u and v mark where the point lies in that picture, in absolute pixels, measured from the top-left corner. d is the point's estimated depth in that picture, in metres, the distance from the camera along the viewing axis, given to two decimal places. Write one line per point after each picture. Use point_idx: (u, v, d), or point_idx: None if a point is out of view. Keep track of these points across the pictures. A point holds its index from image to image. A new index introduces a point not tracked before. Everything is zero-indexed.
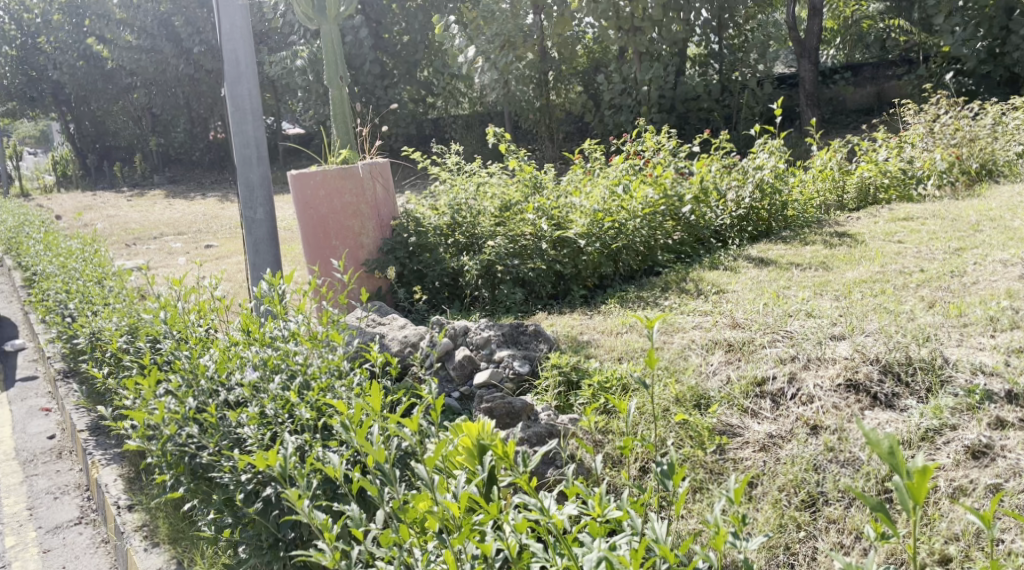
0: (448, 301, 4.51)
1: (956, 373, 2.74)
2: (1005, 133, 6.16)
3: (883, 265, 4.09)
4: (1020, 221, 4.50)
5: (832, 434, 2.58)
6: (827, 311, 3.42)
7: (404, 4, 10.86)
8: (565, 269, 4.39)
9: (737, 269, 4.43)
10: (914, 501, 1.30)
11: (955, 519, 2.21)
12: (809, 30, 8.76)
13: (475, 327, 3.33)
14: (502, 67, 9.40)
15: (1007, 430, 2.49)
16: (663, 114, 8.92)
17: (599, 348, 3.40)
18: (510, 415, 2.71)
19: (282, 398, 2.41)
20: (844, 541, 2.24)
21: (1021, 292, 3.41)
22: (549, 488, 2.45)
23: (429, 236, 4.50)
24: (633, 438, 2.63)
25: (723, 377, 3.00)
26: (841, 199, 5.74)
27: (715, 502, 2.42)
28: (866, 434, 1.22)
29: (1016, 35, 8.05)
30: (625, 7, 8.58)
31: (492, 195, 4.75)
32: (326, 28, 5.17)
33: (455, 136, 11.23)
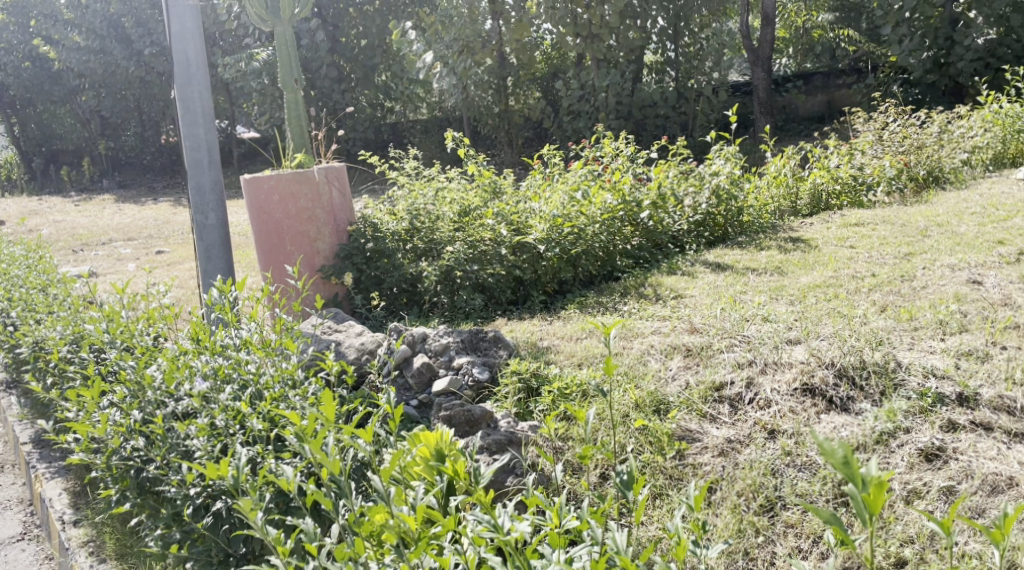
0: (406, 307, 4.47)
1: (909, 377, 2.77)
2: (951, 140, 6.30)
3: (836, 270, 4.14)
4: (968, 227, 4.60)
5: (789, 438, 2.60)
6: (782, 315, 3.44)
7: (361, 8, 10.77)
8: (525, 274, 4.37)
9: (694, 274, 4.45)
10: (869, 513, 1.35)
11: (911, 522, 2.22)
12: (762, 39, 8.88)
13: (433, 334, 3.29)
14: (461, 72, 9.50)
15: (958, 432, 2.52)
16: (621, 121, 8.94)
17: (559, 354, 3.37)
18: (469, 423, 2.67)
19: (232, 408, 2.35)
20: (801, 546, 2.24)
21: (968, 295, 3.47)
22: (509, 498, 2.41)
23: (387, 242, 4.45)
24: (593, 445, 2.62)
25: (682, 382, 2.99)
26: (795, 205, 5.81)
27: (675, 508, 2.42)
28: (825, 446, 1.26)
29: (959, 46, 8.26)
30: (583, 14, 8.71)
31: (452, 200, 4.71)
32: (280, 30, 5.08)
33: (413, 141, 11.14)
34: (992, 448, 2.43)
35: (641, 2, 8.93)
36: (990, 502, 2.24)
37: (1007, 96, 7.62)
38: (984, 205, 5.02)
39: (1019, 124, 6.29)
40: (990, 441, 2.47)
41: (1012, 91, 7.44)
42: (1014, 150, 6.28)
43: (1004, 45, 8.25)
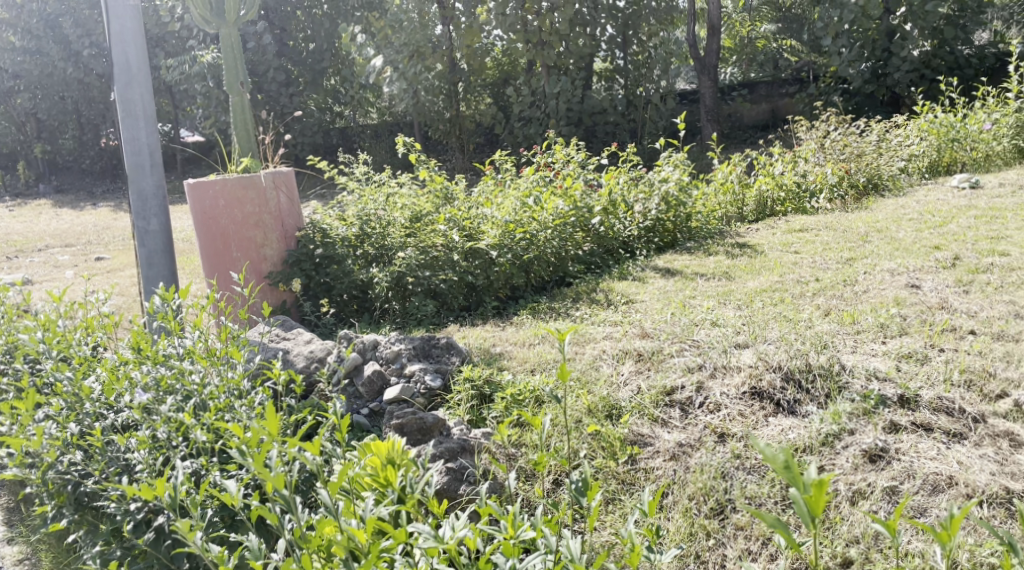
0: (356, 314, 4.41)
1: (853, 379, 2.80)
2: (889, 149, 6.42)
3: (782, 275, 4.19)
4: (906, 232, 4.71)
5: (739, 441, 2.60)
6: (730, 320, 3.46)
7: (309, 11, 10.63)
8: (477, 280, 4.33)
9: (645, 280, 4.46)
10: (811, 515, 1.38)
11: (857, 522, 2.23)
12: (708, 48, 9.00)
13: (385, 341, 3.25)
14: (411, 77, 9.46)
15: (901, 433, 2.55)
16: (571, 127, 8.97)
17: (511, 360, 3.34)
18: (422, 431, 2.63)
19: (175, 420, 2.26)
20: (751, 548, 2.24)
21: (908, 299, 3.54)
22: (461, 507, 2.38)
23: (336, 248, 4.38)
24: (547, 451, 2.59)
25: (633, 388, 2.97)
26: (741, 212, 5.90)
27: (628, 513, 2.40)
28: (766, 449, 1.31)
29: (896, 57, 8.47)
30: (534, 21, 8.75)
31: (402, 205, 4.65)
32: (224, 32, 4.96)
33: (363, 145, 10.99)
34: (933, 449, 2.46)
35: (590, 11, 9.02)
36: (932, 501, 2.27)
37: (942, 107, 7.84)
38: (921, 211, 5.14)
39: (952, 133, 6.48)
40: (931, 441, 2.50)
41: (946, 101, 7.64)
42: (948, 158, 6.45)
43: (938, 57, 8.50)
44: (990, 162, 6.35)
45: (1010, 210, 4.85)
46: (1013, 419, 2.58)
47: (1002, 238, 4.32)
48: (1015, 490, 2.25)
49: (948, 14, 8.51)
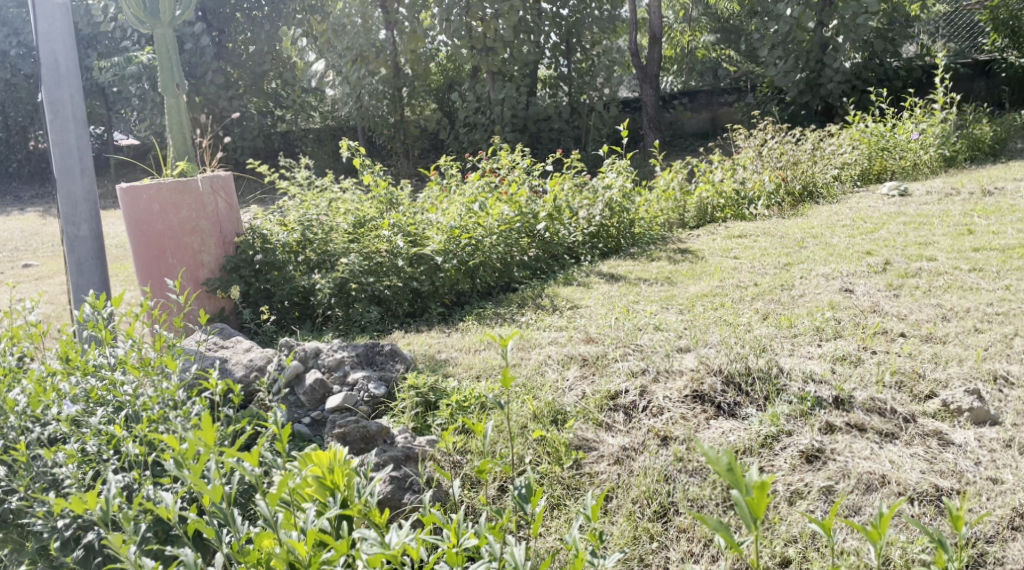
0: (297, 321, 4.34)
1: (790, 381, 2.85)
2: (823, 157, 6.52)
3: (722, 280, 4.26)
4: (839, 238, 4.83)
5: (681, 444, 2.63)
6: (672, 324, 3.51)
7: (250, 13, 10.40)
8: (423, 286, 4.30)
9: (589, 285, 4.49)
10: (753, 516, 1.40)
11: (794, 522, 2.28)
12: (650, 57, 9.11)
13: (327, 349, 3.21)
14: (354, 81, 9.38)
15: (836, 434, 2.61)
16: (516, 134, 9.00)
17: (457, 367, 3.33)
18: (365, 440, 2.60)
19: (107, 433, 2.19)
20: (694, 550, 2.27)
21: (841, 303, 3.63)
22: (405, 516, 2.35)
23: (277, 254, 4.30)
24: (491, 458, 2.58)
25: (578, 392, 2.99)
26: (682, 217, 5.97)
27: (573, 518, 2.40)
28: (708, 452, 1.34)
29: (829, 68, 8.66)
30: (478, 27, 8.75)
31: (346, 210, 4.60)
32: (159, 33, 4.84)
33: (305, 149, 10.80)
34: (866, 448, 2.52)
35: (534, 18, 9.05)
36: (866, 500, 2.32)
37: (872, 117, 8.07)
38: (854, 218, 5.28)
39: (883, 142, 6.68)
40: (864, 440, 2.57)
41: (876, 111, 7.88)
42: (878, 167, 6.64)
43: (868, 69, 8.75)
44: (918, 170, 6.56)
45: (936, 217, 5.01)
46: (941, 418, 2.67)
47: (929, 244, 4.46)
48: (943, 488, 2.32)
49: (877, 27, 8.78)
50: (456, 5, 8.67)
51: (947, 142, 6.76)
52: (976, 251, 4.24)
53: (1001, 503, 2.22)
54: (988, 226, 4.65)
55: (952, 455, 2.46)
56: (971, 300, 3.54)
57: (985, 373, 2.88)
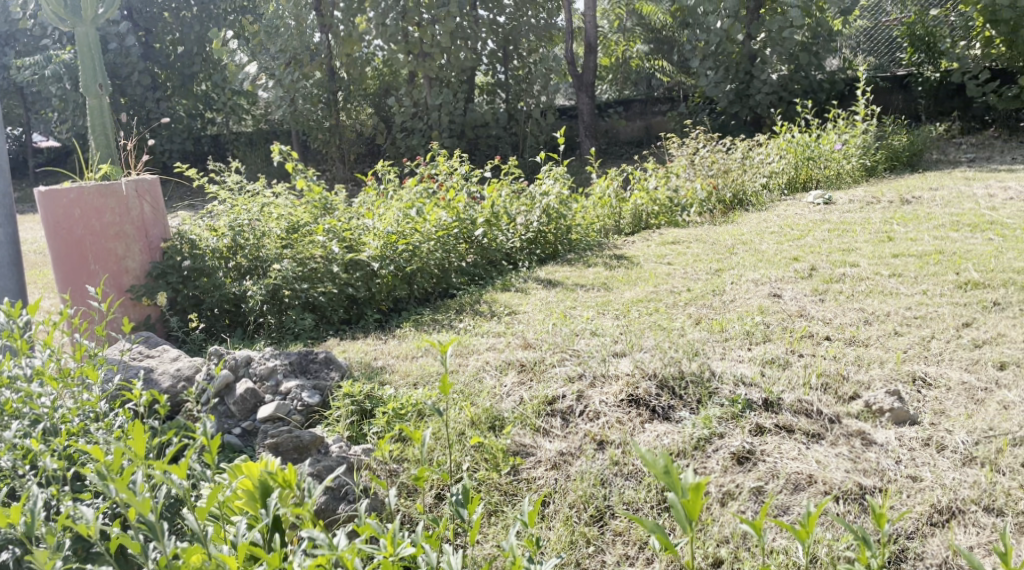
0: (228, 329, 4.25)
1: (721, 385, 2.91)
2: (752, 165, 6.69)
3: (656, 286, 4.32)
4: (767, 245, 4.95)
5: (617, 448, 2.65)
6: (609, 329, 3.54)
7: (178, 13, 10.25)
8: (359, 292, 4.26)
9: (527, 291, 4.51)
10: (688, 518, 1.49)
11: (726, 523, 2.32)
12: (586, 66, 9.21)
13: (259, 356, 3.14)
14: (288, 84, 9.25)
15: (765, 435, 2.67)
16: (453, 140, 9.00)
17: (393, 374, 3.30)
18: (298, 449, 2.56)
19: (23, 447, 2.10)
20: (629, 553, 2.29)
21: (770, 308, 3.71)
22: (339, 526, 2.32)
23: (206, 260, 4.21)
24: (428, 466, 2.56)
25: (516, 398, 2.99)
26: (618, 224, 6.05)
27: (510, 524, 2.40)
28: (643, 455, 1.45)
29: (757, 80, 8.90)
30: (414, 32, 8.70)
31: (279, 215, 4.47)
32: (80, 31, 4.68)
33: (237, 153, 10.56)
34: (794, 449, 2.58)
35: (471, 24, 9.04)
36: (793, 499, 2.37)
37: (798, 128, 8.30)
38: (781, 225, 5.42)
39: (808, 152, 6.85)
40: (793, 441, 2.63)
41: (802, 122, 8.10)
42: (804, 176, 6.81)
43: (795, 81, 8.99)
44: (841, 179, 6.76)
45: (858, 224, 5.18)
46: (864, 419, 2.75)
47: (852, 250, 4.61)
48: (867, 486, 2.38)
49: (802, 41, 8.97)
50: (393, 10, 8.61)
51: (868, 152, 6.99)
52: (895, 257, 4.39)
53: (921, 500, 2.30)
54: (906, 233, 4.83)
55: (875, 454, 2.53)
56: (891, 304, 3.66)
57: (905, 374, 2.98)
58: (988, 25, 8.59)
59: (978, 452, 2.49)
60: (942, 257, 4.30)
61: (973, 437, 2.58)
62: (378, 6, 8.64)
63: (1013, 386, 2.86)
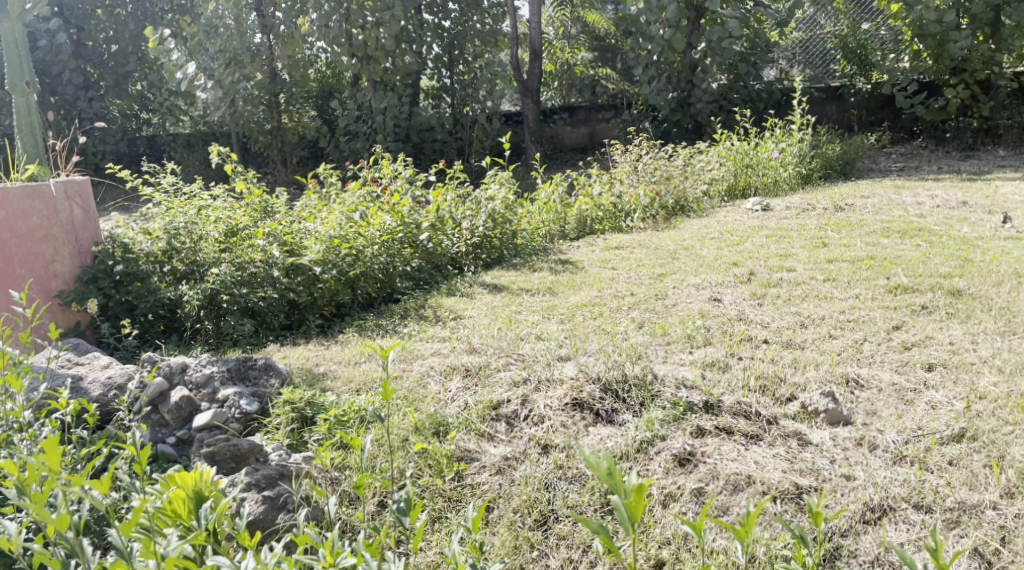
0: (162, 335, 4.14)
1: (664, 388, 2.94)
2: (693, 173, 6.79)
3: (600, 290, 4.35)
4: (708, 250, 5.02)
5: (561, 452, 2.66)
6: (554, 334, 3.55)
7: (112, 11, 9.97)
8: (300, 297, 4.19)
9: (473, 295, 4.50)
10: (631, 519, 1.50)
11: (668, 524, 2.33)
12: (531, 72, 9.25)
13: (195, 364, 3.06)
14: (227, 85, 9.00)
15: (706, 437, 2.70)
16: (398, 144, 8.95)
17: (335, 380, 3.25)
18: (235, 459, 2.51)
19: None
20: (573, 556, 2.29)
21: (711, 311, 3.78)
22: (278, 537, 2.27)
23: (140, 264, 4.12)
24: (370, 473, 2.53)
25: (460, 403, 2.97)
26: (563, 229, 6.07)
27: (453, 531, 2.38)
28: (588, 456, 1.44)
29: (698, 88, 9.05)
30: (358, 35, 8.61)
31: (217, 218, 4.38)
32: (5, 26, 4.51)
33: (174, 155, 10.32)
34: (733, 450, 2.62)
35: (416, 28, 9.02)
36: (733, 500, 2.41)
37: (737, 136, 8.46)
38: (722, 231, 5.51)
39: (747, 160, 7.00)
40: (732, 442, 2.67)
41: (741, 130, 8.25)
42: (743, 183, 6.94)
43: (734, 91, 9.18)
44: (778, 187, 6.90)
45: (795, 231, 5.30)
46: (800, 420, 2.81)
47: (789, 256, 4.71)
48: (803, 486, 2.43)
49: (741, 51, 9.17)
50: (336, 11, 8.54)
51: (804, 161, 7.13)
52: (830, 263, 4.50)
53: (854, 498, 2.36)
54: (840, 239, 4.95)
55: (810, 454, 2.59)
56: (825, 308, 3.75)
57: (839, 376, 3.05)
58: (916, 39, 8.80)
59: (908, 451, 2.56)
60: (874, 262, 4.42)
61: (903, 436, 2.65)
62: (321, 7, 8.55)
63: (940, 386, 2.95)
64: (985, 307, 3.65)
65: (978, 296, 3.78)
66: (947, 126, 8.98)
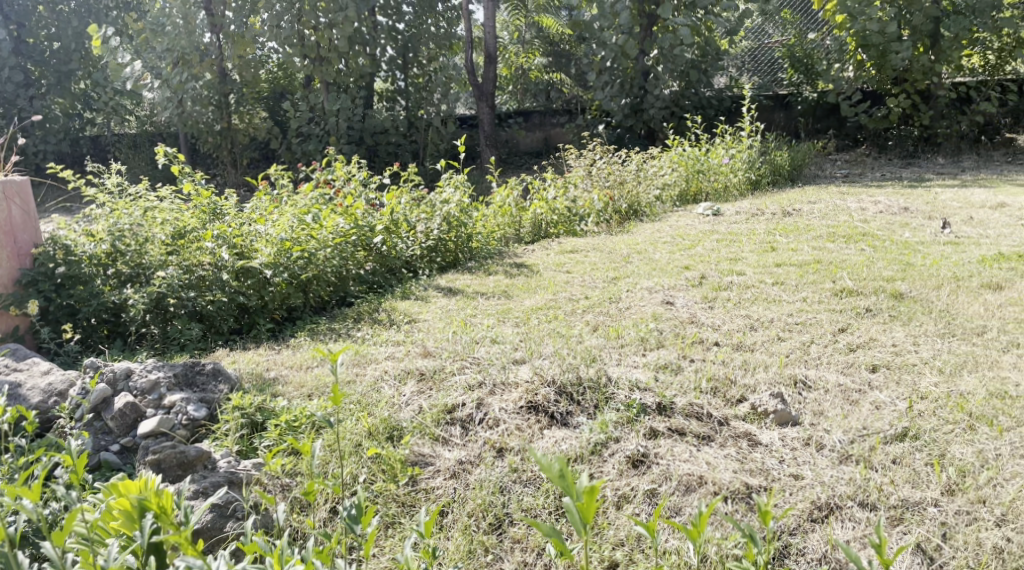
0: (107, 340, 4.05)
1: (617, 390, 2.96)
2: (646, 178, 6.86)
3: (555, 293, 4.36)
4: (661, 254, 5.07)
5: (516, 455, 2.65)
6: (509, 337, 3.55)
7: (54, 7, 9.69)
8: (250, 301, 4.13)
9: (428, 299, 4.47)
10: (584, 521, 1.51)
11: (621, 525, 2.35)
12: (486, 76, 9.26)
13: (140, 369, 2.98)
14: (176, 85, 8.88)
15: (658, 439, 2.73)
16: (352, 146, 8.88)
17: (286, 386, 3.20)
18: (182, 466, 2.46)
19: None
20: (528, 559, 2.28)
21: (664, 315, 3.80)
22: (225, 545, 2.25)
23: (82, 267, 4.00)
24: (322, 479, 2.49)
25: (415, 407, 2.95)
26: (518, 233, 6.08)
27: (407, 536, 2.36)
28: (540, 460, 1.45)
29: (650, 94, 9.17)
30: (311, 36, 8.55)
31: (163, 220, 4.30)
32: None
33: (119, 156, 10.08)
34: (686, 451, 2.65)
35: (370, 30, 8.96)
36: (685, 501, 2.43)
37: (688, 142, 8.55)
38: (674, 235, 5.57)
39: (698, 165, 7.10)
40: (684, 443, 2.70)
41: (692, 135, 8.35)
42: (694, 188, 7.03)
43: (685, 97, 9.30)
44: (728, 193, 6.99)
45: (745, 235, 5.38)
46: (750, 420, 2.85)
47: (739, 260, 4.78)
48: (753, 486, 2.46)
49: (692, 59, 9.31)
50: (288, 12, 8.46)
51: (753, 167, 7.24)
52: (778, 266, 4.58)
53: (802, 497, 2.40)
54: (788, 243, 5.04)
55: (760, 455, 2.62)
56: (774, 311, 3.81)
57: (787, 378, 3.10)
58: (861, 49, 8.98)
59: (853, 451, 2.61)
60: (821, 266, 4.51)
61: (849, 436, 2.70)
62: (272, 7, 8.44)
63: (884, 387, 3.02)
64: (926, 309, 3.75)
65: (919, 299, 3.88)
66: (889, 134, 9.22)
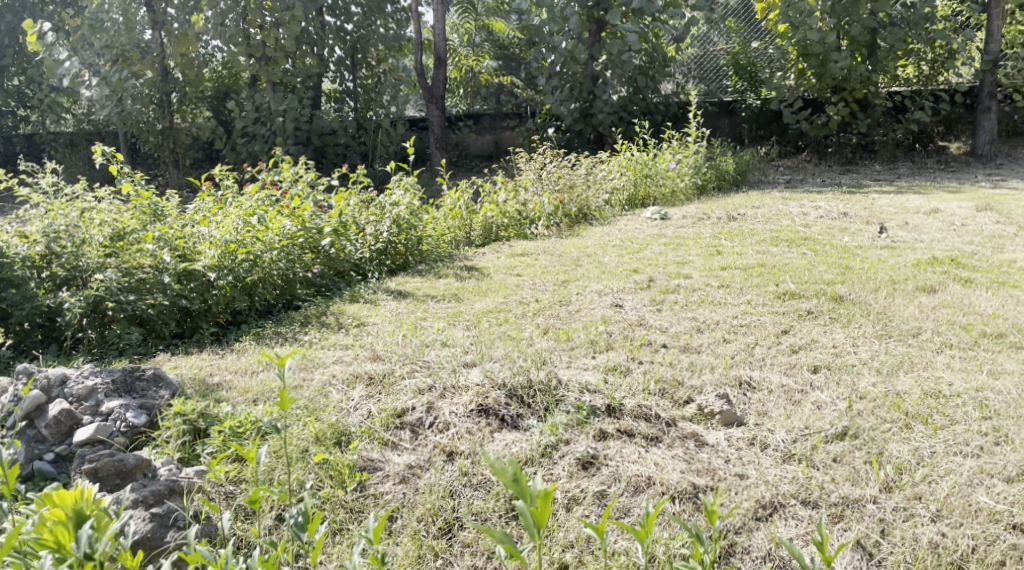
0: (41, 344, 3.92)
1: (567, 392, 2.97)
2: (595, 182, 6.91)
3: (505, 297, 4.35)
4: (610, 257, 5.10)
5: (465, 459, 2.64)
6: (459, 340, 3.53)
7: None
8: (193, 304, 4.05)
9: (377, 302, 4.43)
10: (537, 525, 1.51)
11: (571, 528, 2.35)
12: (435, 78, 9.23)
13: (77, 376, 2.90)
14: (114, 83, 8.61)
15: (608, 440, 2.74)
16: (299, 147, 8.75)
17: (231, 391, 3.13)
18: (119, 475, 2.38)
19: None
20: (477, 563, 2.28)
21: (613, 317, 3.82)
22: (167, 556, 2.18)
23: (14, 270, 3.82)
24: (268, 486, 2.45)
25: (363, 412, 2.92)
26: (468, 236, 6.05)
27: (355, 543, 2.33)
28: (495, 464, 1.45)
29: (599, 99, 9.24)
30: (256, 35, 8.42)
31: (101, 221, 4.18)
32: None
33: (55, 155, 9.77)
34: (634, 452, 2.67)
35: (317, 30, 8.85)
36: (634, 501, 2.44)
37: (636, 147, 8.61)
38: (622, 239, 5.61)
39: (646, 170, 7.16)
40: (633, 445, 2.71)
41: (640, 140, 8.43)
42: (643, 193, 7.09)
43: (633, 103, 9.40)
44: (676, 197, 7.07)
45: (691, 239, 5.45)
46: (697, 421, 2.88)
47: (686, 263, 4.83)
48: (699, 486, 2.49)
49: (640, 65, 9.43)
50: (232, 10, 8.27)
51: (699, 172, 7.35)
52: (724, 269, 4.65)
53: (747, 496, 2.43)
54: (733, 247, 5.12)
55: (706, 455, 2.66)
56: (720, 314, 3.86)
57: (733, 379, 3.14)
58: (801, 58, 9.13)
59: (796, 450, 2.66)
60: (764, 269, 4.59)
61: (792, 435, 2.75)
62: (216, 5, 8.24)
63: (826, 387, 3.08)
64: (865, 312, 3.83)
65: (858, 302, 3.97)
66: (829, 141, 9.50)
